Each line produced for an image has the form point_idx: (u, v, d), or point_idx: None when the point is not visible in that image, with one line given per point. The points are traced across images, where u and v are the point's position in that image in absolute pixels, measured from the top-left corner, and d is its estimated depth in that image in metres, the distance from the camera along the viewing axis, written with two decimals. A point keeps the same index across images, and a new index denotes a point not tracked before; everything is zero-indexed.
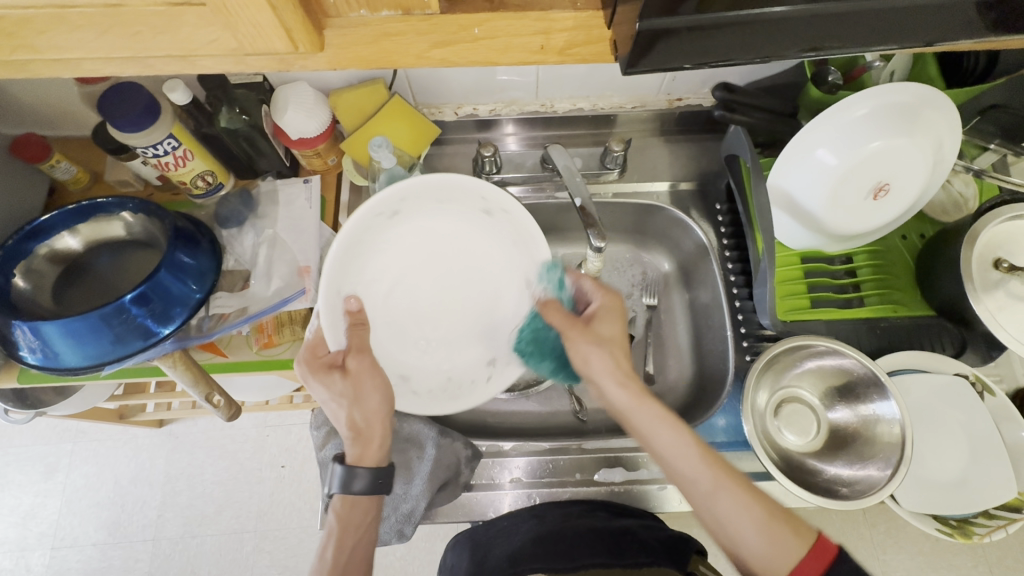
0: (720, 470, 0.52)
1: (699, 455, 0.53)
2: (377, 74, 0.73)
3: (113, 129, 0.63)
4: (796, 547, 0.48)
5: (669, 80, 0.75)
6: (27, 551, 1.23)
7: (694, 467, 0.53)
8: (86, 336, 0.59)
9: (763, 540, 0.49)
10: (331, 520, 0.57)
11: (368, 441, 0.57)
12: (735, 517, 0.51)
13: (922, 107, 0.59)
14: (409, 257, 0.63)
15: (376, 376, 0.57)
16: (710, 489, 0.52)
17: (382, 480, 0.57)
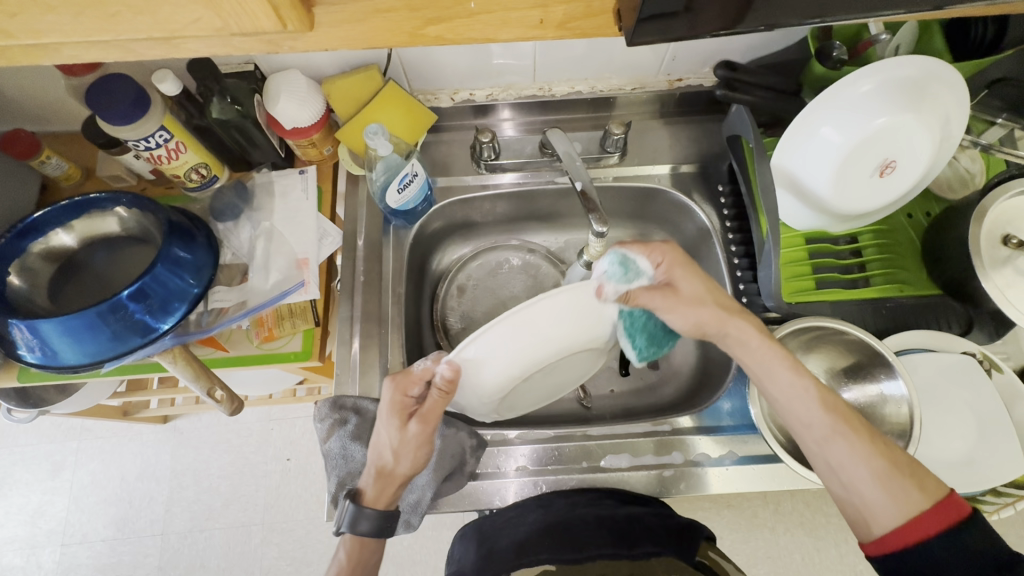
0: (850, 420, 0.52)
1: (828, 403, 0.53)
2: (371, 60, 0.71)
3: (102, 121, 0.61)
4: (916, 502, 0.47)
5: (668, 60, 0.74)
6: (37, 548, 1.23)
7: (833, 410, 0.53)
8: (84, 334, 0.58)
9: (882, 491, 0.49)
10: (340, 556, 0.59)
11: (395, 488, 0.59)
12: (853, 464, 0.51)
13: (930, 82, 0.58)
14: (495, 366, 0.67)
15: (410, 445, 0.58)
16: (843, 427, 0.52)
17: (388, 525, 0.59)
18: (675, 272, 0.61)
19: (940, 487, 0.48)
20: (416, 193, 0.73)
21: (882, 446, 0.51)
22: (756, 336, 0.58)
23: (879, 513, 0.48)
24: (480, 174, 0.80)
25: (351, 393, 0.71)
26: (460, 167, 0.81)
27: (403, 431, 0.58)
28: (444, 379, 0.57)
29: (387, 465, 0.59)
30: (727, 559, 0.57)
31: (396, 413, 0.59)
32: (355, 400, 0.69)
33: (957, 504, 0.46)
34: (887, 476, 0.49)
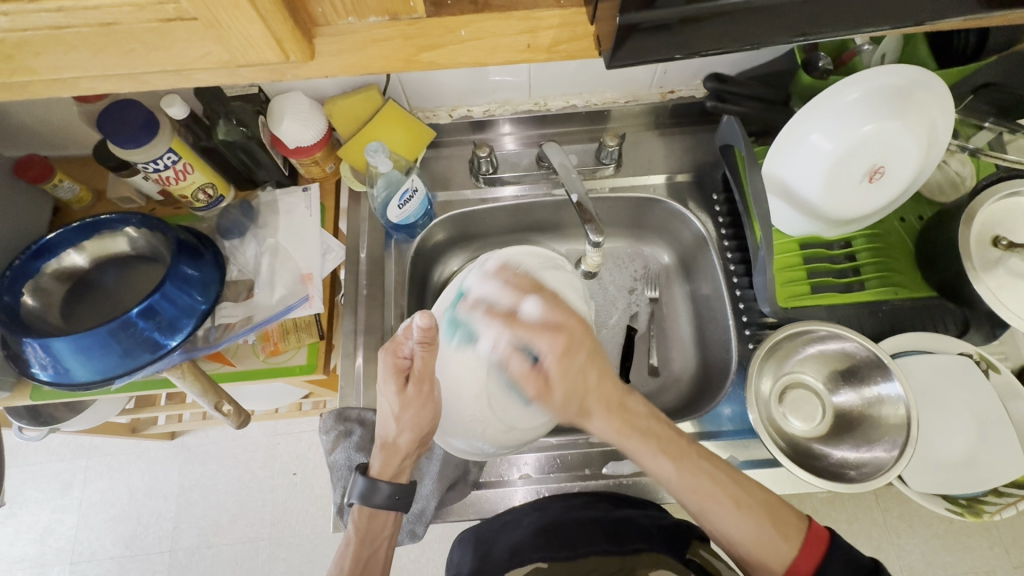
0: (716, 489, 0.54)
1: (689, 480, 0.54)
2: (371, 81, 0.73)
3: (113, 146, 0.64)
4: (787, 552, 0.51)
5: (660, 73, 0.76)
6: (47, 567, 1.24)
7: (696, 486, 0.54)
8: (96, 351, 0.60)
9: (758, 552, 0.51)
10: (350, 531, 0.60)
11: (401, 458, 0.61)
12: (730, 529, 0.53)
13: (914, 90, 0.59)
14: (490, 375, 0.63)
15: (416, 408, 0.60)
16: (711, 504, 0.53)
17: (399, 497, 0.61)
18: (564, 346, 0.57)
19: (801, 518, 0.53)
20: (417, 207, 0.75)
21: (752, 506, 0.53)
22: (618, 427, 0.56)
23: (761, 568, 0.52)
24: (480, 187, 0.83)
25: (356, 405, 0.72)
26: (460, 181, 0.83)
27: (401, 395, 0.59)
28: (423, 334, 0.55)
29: (390, 436, 0.61)
30: (719, 558, 0.55)
31: (390, 377, 0.59)
32: (359, 412, 0.70)
33: (818, 536, 0.51)
34: (758, 533, 0.52)
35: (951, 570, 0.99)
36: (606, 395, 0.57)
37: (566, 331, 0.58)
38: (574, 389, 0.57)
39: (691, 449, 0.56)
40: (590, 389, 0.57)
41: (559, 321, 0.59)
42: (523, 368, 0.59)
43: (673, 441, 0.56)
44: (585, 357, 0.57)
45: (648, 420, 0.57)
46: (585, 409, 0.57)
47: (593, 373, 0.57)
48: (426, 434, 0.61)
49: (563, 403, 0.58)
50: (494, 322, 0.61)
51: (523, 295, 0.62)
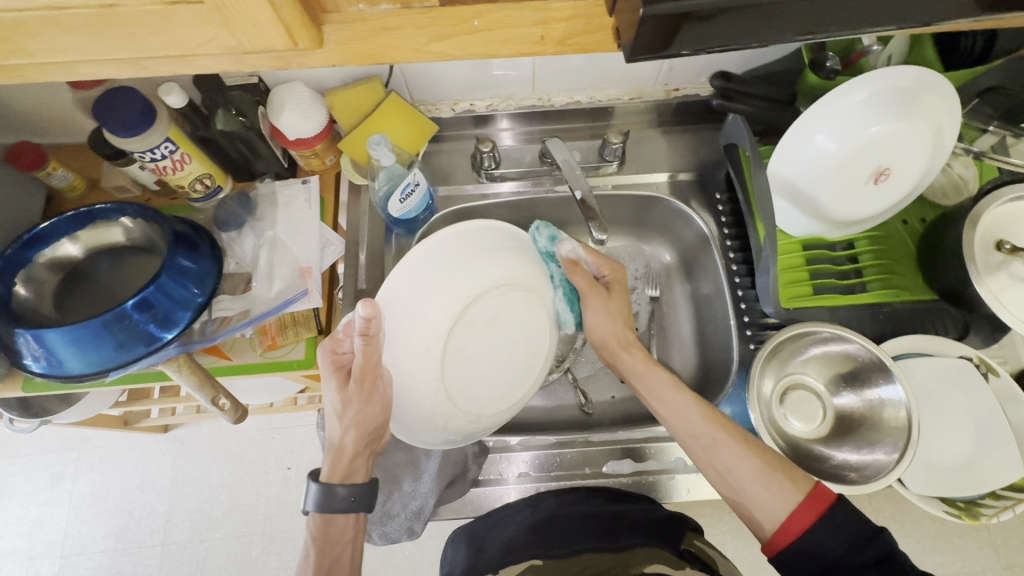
0: (726, 428, 0.56)
1: (704, 416, 0.58)
2: (373, 73, 0.72)
3: (109, 134, 0.63)
4: (784, 504, 0.51)
5: (665, 70, 0.75)
6: (36, 560, 1.23)
7: (703, 428, 0.57)
8: (89, 343, 0.59)
9: (762, 487, 0.53)
10: (309, 541, 0.58)
11: (351, 459, 0.60)
12: (736, 464, 0.55)
13: (922, 91, 0.59)
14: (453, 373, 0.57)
15: (359, 406, 0.58)
16: (708, 447, 0.57)
17: (357, 499, 0.59)
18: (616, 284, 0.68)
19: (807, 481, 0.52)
20: (419, 201, 0.74)
21: (758, 445, 0.56)
22: (642, 364, 0.63)
23: (756, 519, 0.52)
24: (481, 183, 0.82)
25: None
26: (461, 176, 0.82)
27: (342, 395, 0.59)
28: (365, 329, 0.53)
29: (336, 437, 0.60)
30: (713, 548, 0.55)
31: (331, 373, 0.60)
32: None
33: (820, 495, 0.50)
34: (759, 479, 0.53)
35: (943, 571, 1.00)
36: (631, 334, 0.66)
37: (617, 268, 0.68)
38: (615, 321, 0.66)
39: (705, 404, 0.58)
40: (619, 314, 0.66)
41: (617, 270, 0.68)
42: (585, 280, 0.66)
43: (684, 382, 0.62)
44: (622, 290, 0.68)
45: (646, 366, 0.63)
46: (619, 338, 0.65)
47: (626, 309, 0.68)
48: (371, 432, 0.60)
49: (602, 324, 0.66)
50: (575, 239, 0.68)
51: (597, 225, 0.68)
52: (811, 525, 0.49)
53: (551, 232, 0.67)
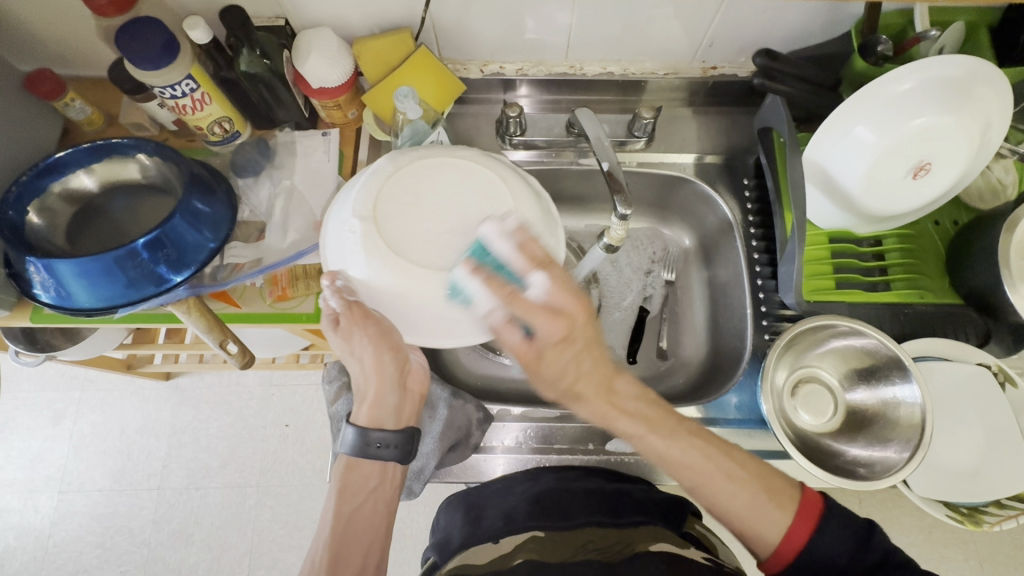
0: (708, 461, 0.52)
1: (687, 454, 0.52)
2: (403, 24, 0.70)
3: (130, 65, 0.61)
4: (780, 521, 0.49)
5: (705, 45, 0.72)
6: (35, 493, 1.25)
7: (688, 463, 0.52)
8: (100, 278, 0.58)
9: (752, 515, 0.49)
10: (332, 484, 0.59)
11: (376, 402, 0.60)
12: (724, 500, 0.51)
13: (975, 83, 0.56)
14: (423, 257, 0.52)
15: (371, 338, 0.56)
16: (702, 477, 0.52)
17: (391, 445, 0.59)
18: (558, 351, 0.53)
19: (793, 488, 0.51)
20: None
21: (744, 472, 0.52)
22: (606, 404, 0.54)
23: (756, 539, 0.50)
24: (504, 150, 0.80)
25: None
26: (484, 141, 0.80)
27: (341, 335, 0.56)
28: (337, 288, 0.54)
29: (360, 379, 0.60)
30: (713, 534, 0.56)
31: (326, 324, 0.56)
32: None
33: (812, 504, 0.49)
34: (751, 502, 0.50)
35: None
36: (594, 380, 0.54)
37: (568, 317, 0.52)
38: (564, 374, 0.54)
39: (684, 427, 0.54)
40: (583, 373, 0.54)
41: (575, 314, 0.52)
42: (516, 342, 0.53)
43: (662, 419, 0.54)
44: (579, 346, 0.54)
45: (637, 401, 0.54)
46: (575, 391, 0.55)
47: (588, 361, 0.54)
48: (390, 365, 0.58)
49: (550, 378, 0.55)
50: (495, 289, 0.50)
51: (529, 268, 0.50)
52: (811, 536, 0.48)
53: (462, 284, 0.51)
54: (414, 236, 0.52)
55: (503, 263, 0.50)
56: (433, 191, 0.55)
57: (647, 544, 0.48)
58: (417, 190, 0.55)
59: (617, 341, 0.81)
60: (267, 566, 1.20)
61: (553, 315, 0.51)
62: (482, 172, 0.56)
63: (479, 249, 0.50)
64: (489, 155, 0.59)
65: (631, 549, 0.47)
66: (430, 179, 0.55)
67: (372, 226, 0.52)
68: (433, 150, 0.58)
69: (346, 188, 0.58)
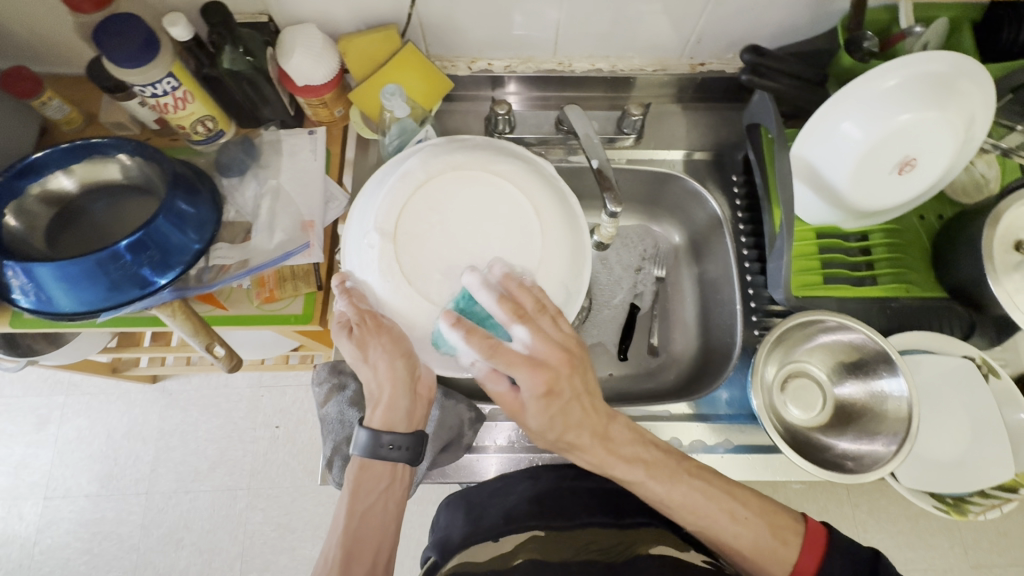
0: (711, 499, 0.54)
1: (686, 492, 0.54)
2: (389, 20, 0.69)
3: (109, 63, 0.60)
4: (787, 556, 0.52)
5: (693, 42, 0.72)
6: (19, 500, 1.23)
7: (688, 505, 0.54)
8: (81, 281, 0.57)
9: (761, 552, 0.52)
10: (345, 484, 0.58)
11: (390, 406, 0.58)
12: (732, 540, 0.53)
13: (958, 80, 0.57)
14: (437, 276, 0.56)
15: (387, 343, 0.56)
16: (707, 519, 0.53)
17: (404, 447, 0.58)
18: (555, 386, 0.53)
19: (797, 521, 0.54)
20: None
21: (750, 505, 0.55)
22: (602, 455, 0.55)
23: (765, 574, 0.52)
24: None
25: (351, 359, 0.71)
26: None
27: (354, 341, 0.56)
28: (345, 289, 0.57)
29: (373, 383, 0.58)
30: None
31: (337, 330, 0.57)
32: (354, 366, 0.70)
33: (816, 536, 0.52)
34: (760, 540, 0.52)
35: (912, 566, 1.02)
36: (595, 430, 0.55)
37: (552, 368, 0.53)
38: (553, 424, 0.54)
39: (682, 468, 0.56)
40: (571, 424, 0.54)
41: (564, 352, 0.53)
42: (503, 391, 0.53)
43: (660, 462, 0.56)
44: (569, 397, 0.54)
45: (632, 446, 0.56)
46: (565, 442, 0.55)
47: (577, 410, 0.54)
48: (405, 372, 0.57)
49: (540, 425, 0.54)
50: (479, 343, 0.51)
51: (513, 320, 0.53)
52: (818, 566, 0.51)
53: (476, 295, 0.54)
54: (428, 256, 0.56)
55: (488, 315, 0.55)
56: (460, 207, 0.58)
57: (648, 545, 0.51)
58: (445, 203, 0.58)
59: (607, 338, 0.82)
60: (260, 568, 1.19)
61: (537, 360, 0.52)
62: (508, 190, 0.59)
63: (469, 298, 0.55)
64: (518, 167, 0.60)
65: (632, 550, 0.50)
66: (454, 192, 0.58)
67: (392, 233, 0.56)
68: (469, 154, 0.61)
69: (374, 185, 0.61)
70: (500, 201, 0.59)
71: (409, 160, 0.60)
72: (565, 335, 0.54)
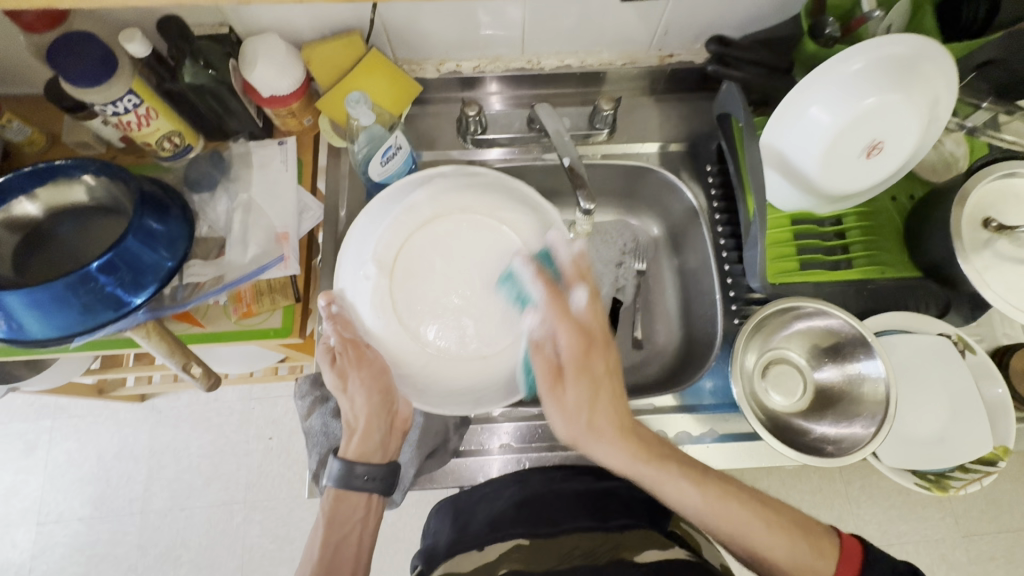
0: (742, 508, 0.53)
1: (718, 506, 0.53)
2: (352, 26, 0.68)
3: (66, 83, 0.58)
4: (825, 571, 0.49)
5: (660, 34, 0.72)
6: (12, 528, 1.21)
7: (725, 515, 0.52)
8: (52, 307, 0.56)
9: (796, 569, 0.49)
10: (319, 516, 0.59)
11: (363, 436, 0.60)
12: (760, 547, 0.51)
13: (922, 62, 0.57)
14: (422, 319, 0.62)
15: (367, 375, 0.61)
16: (743, 525, 0.52)
17: (375, 476, 0.60)
18: (579, 377, 0.55)
19: (830, 534, 0.51)
20: (401, 166, 0.71)
21: (783, 515, 0.52)
22: (628, 458, 0.55)
23: None
24: (467, 149, 0.79)
25: None
26: (446, 141, 0.79)
27: (336, 371, 0.60)
28: (331, 313, 0.60)
29: (349, 414, 0.61)
30: (697, 532, 0.56)
31: (324, 359, 0.61)
32: None
33: (852, 554, 0.49)
34: (795, 553, 0.50)
35: (905, 539, 1.04)
36: (597, 368, 0.56)
37: (589, 337, 0.56)
38: (585, 404, 0.55)
39: (711, 475, 0.55)
40: (598, 409, 0.56)
41: (589, 330, 0.56)
42: (549, 357, 0.57)
43: (693, 467, 0.55)
44: (602, 369, 0.56)
45: (648, 464, 0.55)
46: (596, 428, 0.55)
47: (607, 395, 0.56)
48: (379, 399, 0.61)
49: (566, 417, 0.56)
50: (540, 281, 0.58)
51: (574, 281, 0.58)
52: None
53: (518, 275, 0.61)
54: (417, 296, 0.62)
55: (557, 271, 0.60)
56: (458, 249, 0.64)
57: (635, 551, 0.48)
58: (444, 244, 0.64)
59: None
60: None
61: (568, 310, 0.56)
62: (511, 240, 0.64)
63: (546, 254, 0.61)
64: (525, 215, 0.64)
65: (615, 553, 0.48)
66: (454, 236, 0.64)
67: (388, 266, 0.62)
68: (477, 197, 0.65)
69: (373, 210, 0.64)
70: (493, 249, 0.64)
71: (419, 190, 0.64)
72: (583, 306, 0.57)
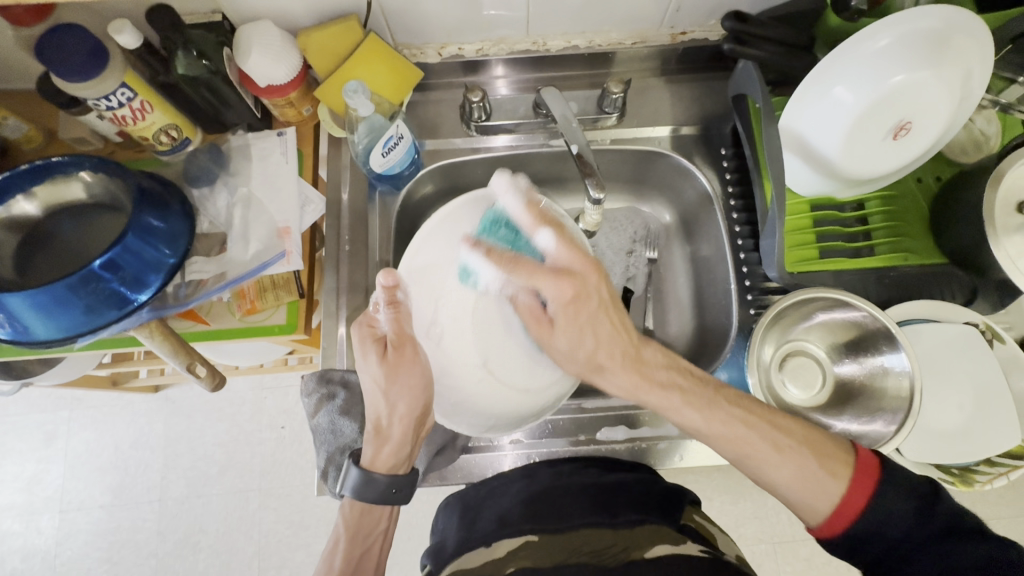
0: (753, 435, 0.49)
1: (730, 429, 0.50)
2: (349, 10, 0.65)
3: (57, 78, 0.57)
4: (832, 491, 0.45)
5: (672, 11, 0.69)
6: (36, 515, 1.24)
7: (726, 434, 0.50)
8: (54, 308, 0.55)
9: (802, 492, 0.46)
10: (340, 527, 0.59)
11: (396, 448, 0.59)
12: (773, 472, 0.48)
13: (952, 35, 0.54)
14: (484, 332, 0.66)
15: (408, 376, 0.58)
16: (749, 453, 0.49)
17: (395, 491, 0.59)
18: (576, 318, 0.55)
19: (845, 451, 0.47)
20: (403, 156, 0.69)
21: (797, 433, 0.49)
22: (631, 383, 0.55)
23: (807, 511, 0.47)
24: (471, 136, 0.76)
25: (340, 367, 0.69)
26: (450, 129, 0.77)
27: (385, 364, 0.57)
28: (393, 298, 0.57)
29: (383, 417, 0.58)
30: (711, 523, 0.55)
31: (371, 348, 0.58)
32: (343, 373, 0.68)
33: (866, 466, 0.45)
34: (803, 474, 0.47)
35: None
36: (619, 349, 0.55)
37: (573, 278, 0.54)
38: (580, 343, 0.56)
39: (721, 398, 0.51)
40: (600, 338, 0.56)
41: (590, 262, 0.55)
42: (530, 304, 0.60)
43: (694, 390, 0.52)
44: (595, 306, 0.55)
45: (666, 370, 0.54)
46: (596, 363, 0.56)
47: (604, 323, 0.55)
48: (416, 407, 0.59)
49: (567, 346, 0.57)
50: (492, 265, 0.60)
51: (539, 226, 0.57)
52: (868, 501, 0.44)
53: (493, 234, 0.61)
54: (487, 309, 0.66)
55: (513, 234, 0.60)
56: None
57: (645, 549, 0.47)
58: None
59: None
60: (277, 566, 1.20)
61: (553, 277, 0.53)
62: None
63: (500, 210, 0.61)
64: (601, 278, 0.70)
65: (625, 554, 0.46)
66: None
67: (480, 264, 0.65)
68: None
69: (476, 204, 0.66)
70: None
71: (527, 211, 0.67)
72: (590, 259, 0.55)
